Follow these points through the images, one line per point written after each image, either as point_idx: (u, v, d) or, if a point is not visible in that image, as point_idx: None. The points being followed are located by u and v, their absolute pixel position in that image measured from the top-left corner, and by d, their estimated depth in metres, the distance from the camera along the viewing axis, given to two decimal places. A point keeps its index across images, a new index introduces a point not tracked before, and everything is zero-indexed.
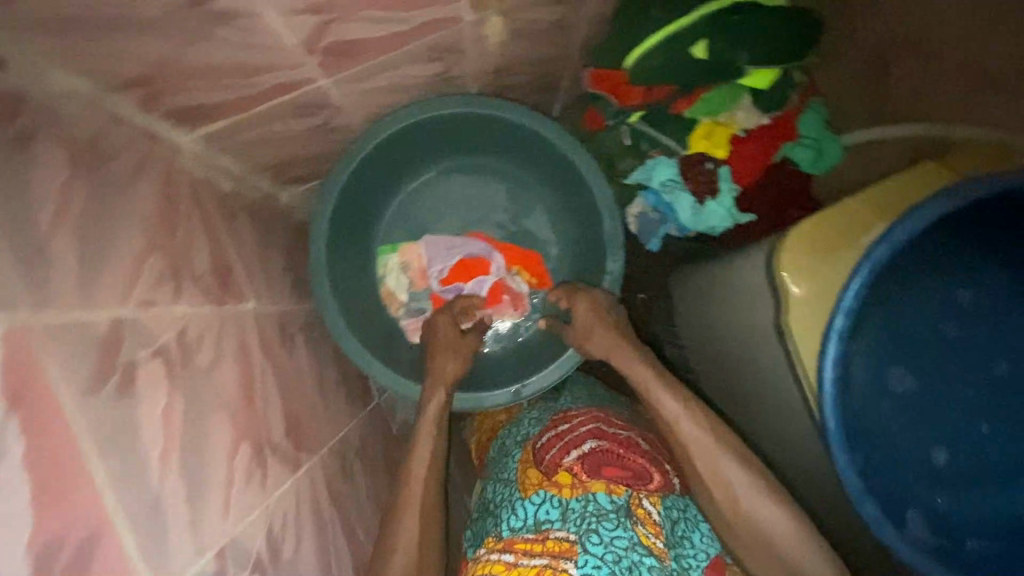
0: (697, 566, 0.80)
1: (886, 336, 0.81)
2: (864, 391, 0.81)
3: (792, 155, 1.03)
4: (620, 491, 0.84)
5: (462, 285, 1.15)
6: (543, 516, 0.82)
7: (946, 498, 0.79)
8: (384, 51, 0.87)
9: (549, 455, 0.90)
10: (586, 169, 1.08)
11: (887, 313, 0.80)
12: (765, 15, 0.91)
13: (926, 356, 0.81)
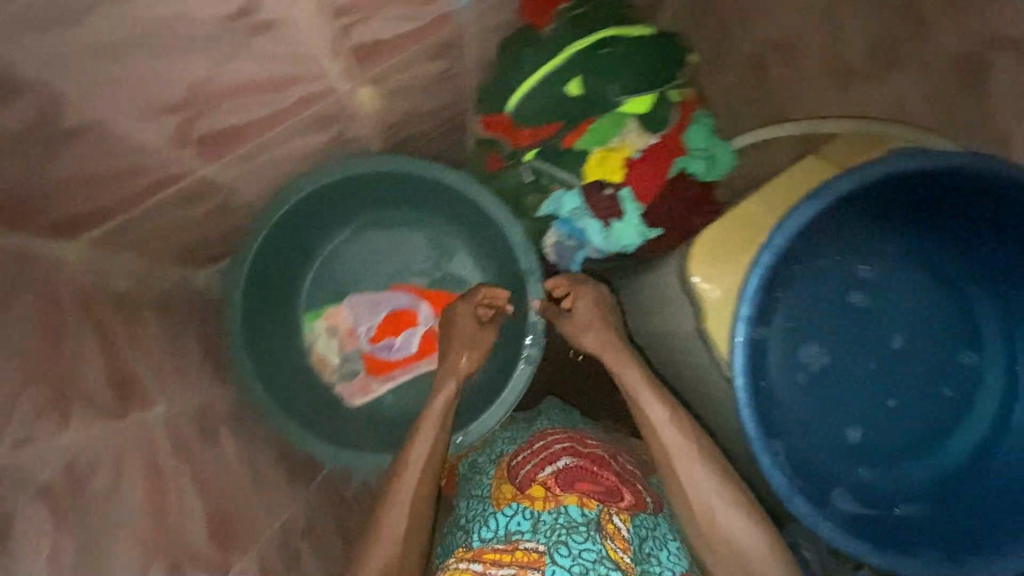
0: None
1: (787, 324, 0.89)
2: (780, 381, 0.88)
3: (687, 168, 1.07)
4: (591, 505, 0.83)
5: (391, 341, 1.14)
6: (514, 528, 0.81)
7: (866, 475, 0.90)
8: (264, 131, 0.86)
9: (523, 473, 0.89)
10: (493, 208, 1.09)
11: (784, 306, 0.88)
12: (632, 47, 0.96)
13: (828, 337, 0.90)
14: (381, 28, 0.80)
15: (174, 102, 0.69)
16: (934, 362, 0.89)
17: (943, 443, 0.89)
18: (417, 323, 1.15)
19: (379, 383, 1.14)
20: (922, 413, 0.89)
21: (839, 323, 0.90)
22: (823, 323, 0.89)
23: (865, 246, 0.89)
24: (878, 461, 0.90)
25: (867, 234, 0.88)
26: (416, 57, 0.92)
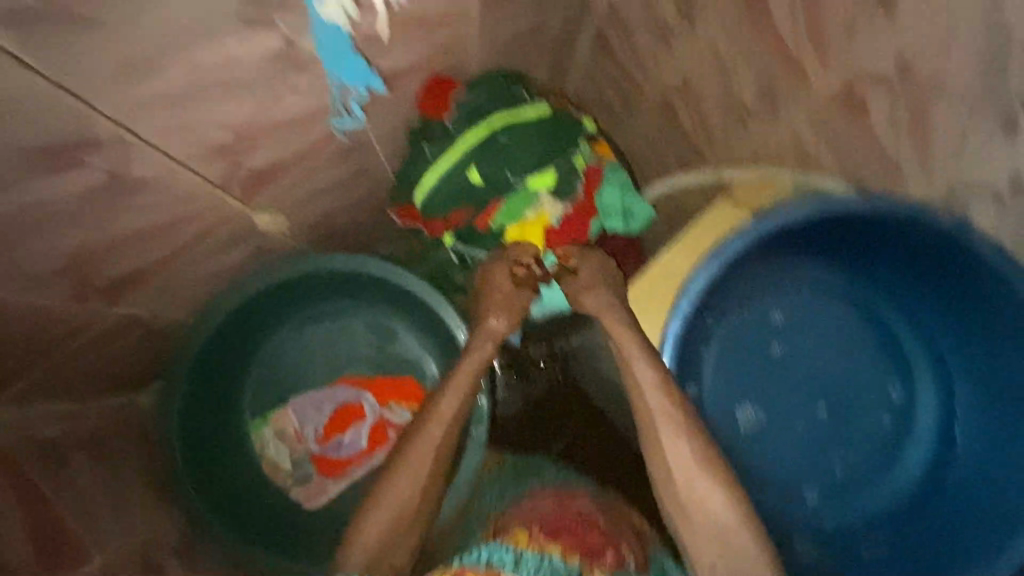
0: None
1: (729, 381, 0.95)
2: (727, 439, 0.93)
3: (606, 225, 1.09)
4: (574, 557, 0.72)
5: (341, 438, 1.13)
6: (495, 558, 0.68)
7: (824, 518, 0.94)
8: (171, 265, 0.86)
9: (512, 522, 0.79)
10: (423, 294, 1.09)
11: (722, 364, 0.94)
12: (526, 125, 1.01)
13: (771, 386, 0.95)
14: (272, 152, 0.80)
15: (60, 267, 0.70)
16: (873, 386, 0.96)
17: (901, 462, 0.95)
18: (365, 416, 1.14)
19: (334, 482, 1.12)
20: (875, 439, 0.95)
21: (779, 369, 0.95)
22: (763, 372, 0.95)
23: (783, 293, 0.97)
24: (844, 494, 0.94)
25: (785, 280, 0.97)
26: (321, 164, 0.92)
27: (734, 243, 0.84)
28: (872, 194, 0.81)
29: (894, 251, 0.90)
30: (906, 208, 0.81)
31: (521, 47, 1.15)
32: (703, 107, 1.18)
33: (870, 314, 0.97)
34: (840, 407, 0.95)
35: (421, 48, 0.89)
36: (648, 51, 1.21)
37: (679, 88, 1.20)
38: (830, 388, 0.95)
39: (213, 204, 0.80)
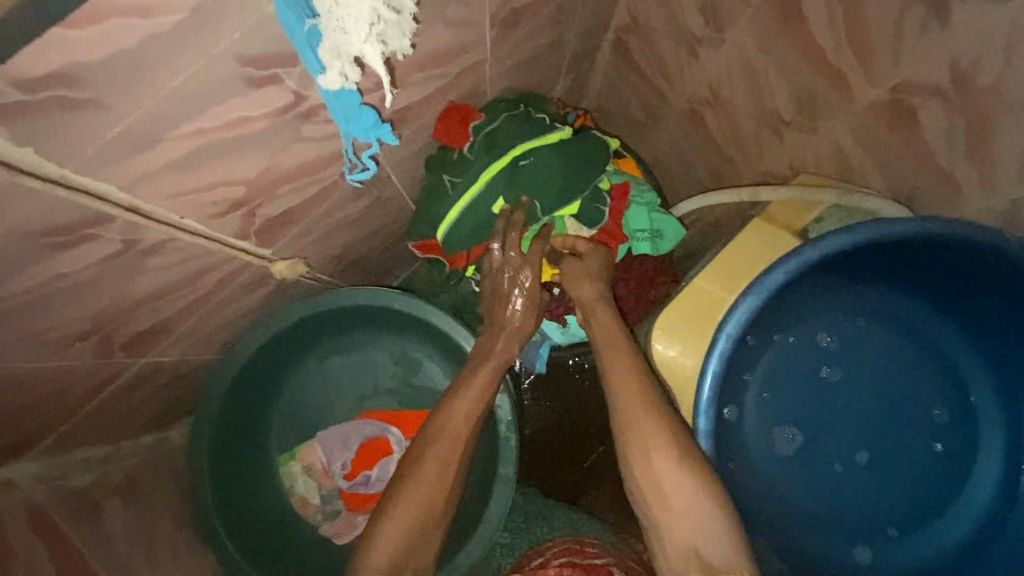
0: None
1: (772, 419, 0.89)
2: (767, 484, 0.88)
3: (634, 249, 1.05)
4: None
5: (368, 474, 1.10)
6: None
7: (872, 557, 0.88)
8: (193, 315, 0.86)
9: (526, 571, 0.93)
10: (445, 326, 1.07)
11: (763, 400, 0.89)
12: (549, 156, 0.94)
13: (818, 422, 0.89)
14: (287, 200, 0.79)
15: (83, 330, 0.70)
16: (931, 420, 0.89)
17: (962, 502, 0.88)
18: (391, 449, 1.11)
19: (363, 517, 1.10)
20: (932, 477, 0.89)
21: (827, 404, 0.89)
22: (809, 408, 0.89)
23: (829, 318, 0.90)
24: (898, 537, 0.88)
25: (832, 307, 0.90)
26: (339, 203, 0.91)
27: (778, 276, 0.77)
28: (931, 219, 0.74)
29: (955, 276, 0.83)
30: (971, 234, 0.73)
31: (540, 63, 1.11)
32: (733, 118, 1.12)
33: (927, 341, 0.90)
34: (894, 442, 0.88)
35: (436, 81, 0.87)
36: (675, 61, 1.15)
37: (707, 98, 1.14)
38: (880, 418, 0.88)
39: (232, 257, 0.80)
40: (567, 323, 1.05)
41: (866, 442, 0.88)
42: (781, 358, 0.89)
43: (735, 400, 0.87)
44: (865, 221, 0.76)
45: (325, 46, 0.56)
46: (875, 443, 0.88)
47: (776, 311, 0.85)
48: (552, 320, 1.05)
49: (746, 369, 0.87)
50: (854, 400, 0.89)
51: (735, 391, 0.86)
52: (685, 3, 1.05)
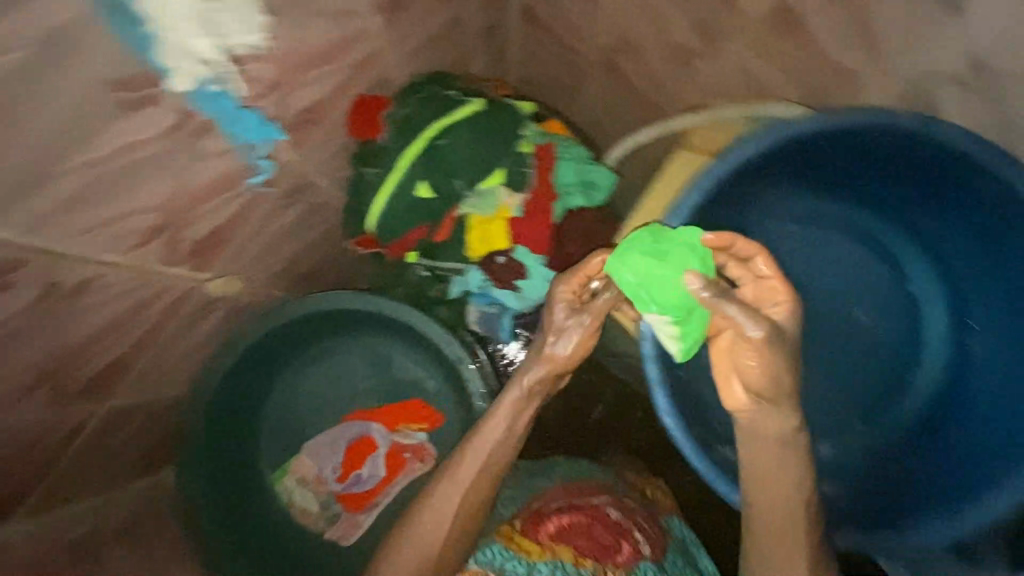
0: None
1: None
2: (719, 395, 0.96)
3: (570, 204, 1.06)
4: (585, 563, 0.84)
5: (360, 472, 1.13)
6: (509, 565, 0.84)
7: (831, 444, 0.94)
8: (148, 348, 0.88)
9: (524, 526, 0.90)
10: (405, 315, 1.08)
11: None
12: (461, 130, 0.96)
13: None
14: (208, 216, 0.82)
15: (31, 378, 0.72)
16: (868, 307, 0.94)
17: (909, 377, 0.94)
18: (377, 445, 1.14)
19: (364, 516, 1.12)
20: (877, 357, 0.94)
21: None
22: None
23: (759, 228, 0.92)
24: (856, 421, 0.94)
25: (757, 222, 0.94)
26: (269, 214, 0.93)
27: (693, 198, 0.79)
28: (825, 114, 0.76)
29: (866, 167, 0.86)
30: (865, 122, 0.76)
31: (448, 44, 1.13)
32: (645, 58, 1.14)
33: (859, 235, 0.93)
34: (838, 336, 0.93)
35: (338, 75, 0.88)
36: (579, 15, 1.17)
37: (618, 45, 1.16)
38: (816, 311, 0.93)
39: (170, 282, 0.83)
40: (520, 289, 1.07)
41: (809, 337, 0.93)
42: None
43: None
44: (764, 129, 0.79)
45: (161, 56, 0.63)
46: (816, 336, 0.93)
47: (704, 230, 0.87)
48: (504, 288, 1.07)
49: None
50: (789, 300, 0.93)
51: None
52: None
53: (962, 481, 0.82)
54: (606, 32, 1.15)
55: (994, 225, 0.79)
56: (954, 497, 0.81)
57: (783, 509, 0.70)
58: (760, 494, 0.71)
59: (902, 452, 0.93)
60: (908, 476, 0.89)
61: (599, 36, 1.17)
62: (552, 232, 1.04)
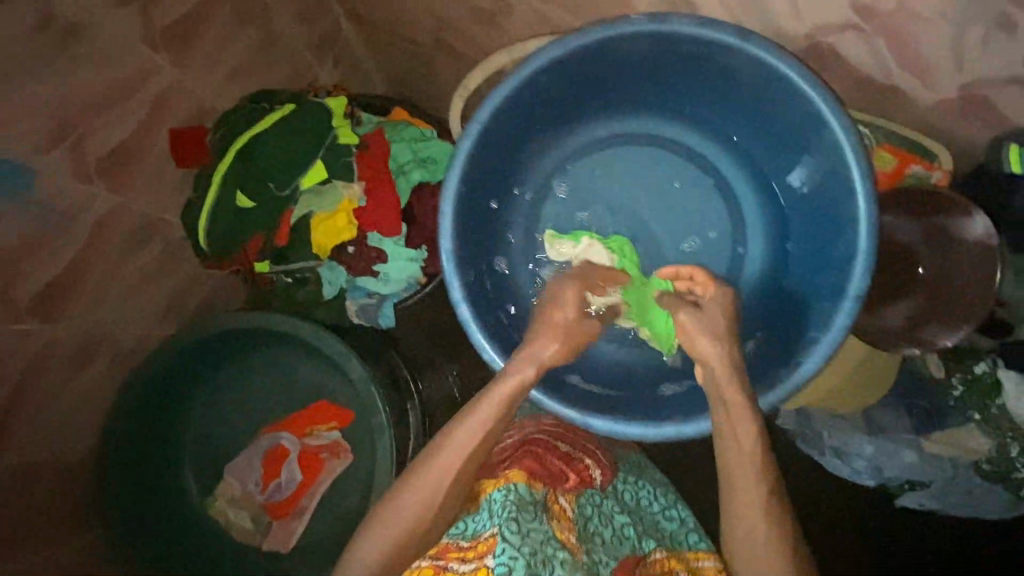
0: (607, 563, 0.81)
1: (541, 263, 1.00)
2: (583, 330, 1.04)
3: (411, 182, 1.11)
4: (539, 486, 0.84)
5: (280, 480, 1.18)
6: (479, 527, 0.80)
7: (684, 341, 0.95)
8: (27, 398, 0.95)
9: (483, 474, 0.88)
10: (281, 323, 1.12)
11: (531, 254, 1.00)
12: (271, 136, 1.03)
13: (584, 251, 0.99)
14: (40, 266, 0.90)
15: None
16: (686, 206, 0.99)
17: (740, 260, 0.97)
18: (289, 452, 1.18)
19: (292, 520, 1.17)
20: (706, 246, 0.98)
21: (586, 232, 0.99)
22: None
23: (554, 161, 1.00)
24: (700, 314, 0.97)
25: (559, 150, 0.99)
26: (117, 255, 1.00)
27: (471, 142, 0.82)
28: (572, 34, 0.78)
29: (643, 75, 0.88)
30: (611, 33, 0.78)
31: (275, 65, 1.18)
32: (460, 29, 1.17)
33: (659, 140, 0.98)
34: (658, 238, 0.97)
35: (141, 113, 0.95)
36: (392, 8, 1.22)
37: (436, 24, 1.19)
38: (630, 221, 0.99)
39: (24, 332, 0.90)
40: (382, 272, 1.12)
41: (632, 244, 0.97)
42: (529, 216, 1.00)
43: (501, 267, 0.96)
44: (522, 61, 0.81)
45: None
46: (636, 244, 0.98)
47: (499, 169, 0.92)
48: (368, 275, 1.12)
49: (498, 234, 0.96)
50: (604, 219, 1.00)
51: (495, 257, 0.95)
52: None
53: (790, 336, 0.85)
54: (417, 15, 1.19)
55: (765, 96, 0.82)
56: (784, 358, 0.83)
57: (749, 461, 0.71)
58: (734, 454, 0.73)
59: (758, 331, 0.91)
60: (765, 352, 0.87)
61: (415, 22, 1.21)
62: (399, 208, 1.09)
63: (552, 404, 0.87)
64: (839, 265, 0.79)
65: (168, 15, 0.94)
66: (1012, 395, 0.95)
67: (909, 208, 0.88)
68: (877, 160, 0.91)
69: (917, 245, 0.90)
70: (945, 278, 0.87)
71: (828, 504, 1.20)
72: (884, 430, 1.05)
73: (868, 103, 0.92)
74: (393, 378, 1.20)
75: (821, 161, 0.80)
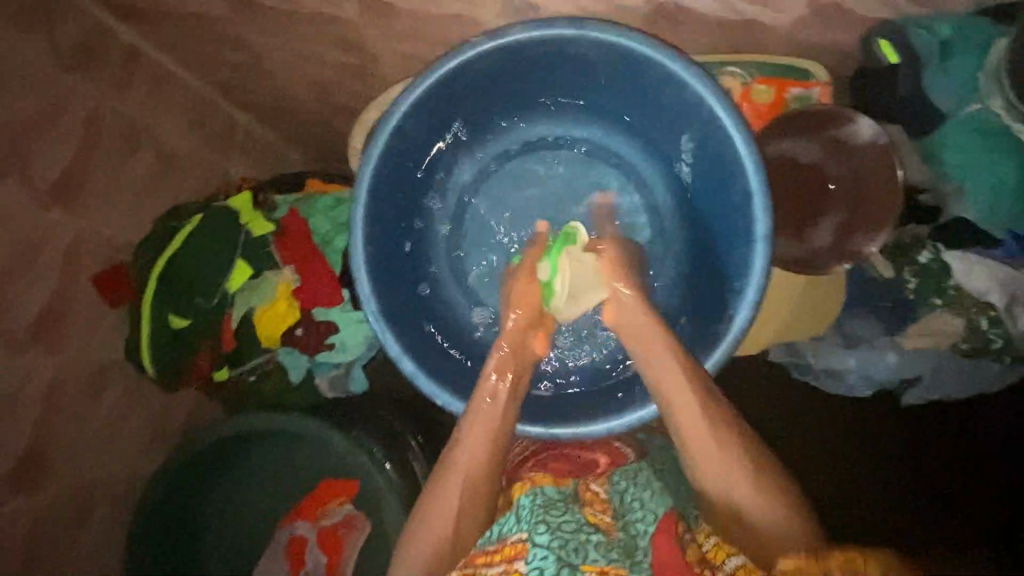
0: (646, 532, 0.73)
1: (472, 287, 1.01)
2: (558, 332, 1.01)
3: (336, 247, 1.11)
4: (566, 481, 0.80)
5: (306, 568, 1.15)
6: (505, 527, 0.75)
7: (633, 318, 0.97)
8: (35, 567, 0.98)
9: (508, 481, 0.84)
10: (256, 421, 1.12)
11: (464, 282, 1.01)
12: (186, 252, 1.05)
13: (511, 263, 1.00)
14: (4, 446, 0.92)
15: None
16: (593, 191, 1.00)
17: (660, 230, 0.98)
18: (305, 540, 1.16)
19: None
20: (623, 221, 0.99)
21: (508, 245, 1.00)
22: (501, 261, 1.01)
23: (457, 187, 1.00)
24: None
25: (458, 177, 0.99)
26: (78, 409, 1.03)
27: (360, 206, 0.82)
28: (419, 76, 0.79)
29: (507, 87, 0.88)
30: (454, 62, 0.79)
31: (182, 181, 1.19)
32: (343, 87, 1.17)
33: (549, 138, 0.99)
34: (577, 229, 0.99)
35: (57, 271, 0.98)
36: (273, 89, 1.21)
37: (320, 90, 1.18)
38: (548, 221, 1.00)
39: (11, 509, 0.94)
40: (337, 342, 1.12)
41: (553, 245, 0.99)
42: (452, 244, 1.01)
43: (436, 304, 0.97)
44: (381, 115, 0.81)
45: None
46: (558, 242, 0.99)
47: (404, 216, 0.92)
48: (325, 349, 1.12)
49: (425, 273, 0.97)
50: (520, 228, 1.01)
51: (428, 298, 0.96)
52: (216, 51, 1.12)
53: (720, 288, 0.85)
54: (298, 88, 1.19)
55: (621, 73, 0.83)
56: (719, 315, 0.83)
57: (698, 417, 0.72)
58: (684, 411, 0.73)
59: (693, 290, 0.93)
60: (700, 308, 0.89)
61: (299, 95, 1.21)
62: (333, 276, 1.10)
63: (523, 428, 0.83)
64: (742, 210, 0.79)
65: (49, 173, 0.96)
66: (961, 272, 0.93)
67: (799, 131, 0.89)
68: (756, 94, 0.90)
69: (820, 162, 0.91)
70: (853, 185, 0.90)
71: (831, 426, 1.18)
72: (861, 338, 1.02)
73: (739, 40, 0.91)
74: (388, 434, 1.17)
75: (694, 120, 0.81)
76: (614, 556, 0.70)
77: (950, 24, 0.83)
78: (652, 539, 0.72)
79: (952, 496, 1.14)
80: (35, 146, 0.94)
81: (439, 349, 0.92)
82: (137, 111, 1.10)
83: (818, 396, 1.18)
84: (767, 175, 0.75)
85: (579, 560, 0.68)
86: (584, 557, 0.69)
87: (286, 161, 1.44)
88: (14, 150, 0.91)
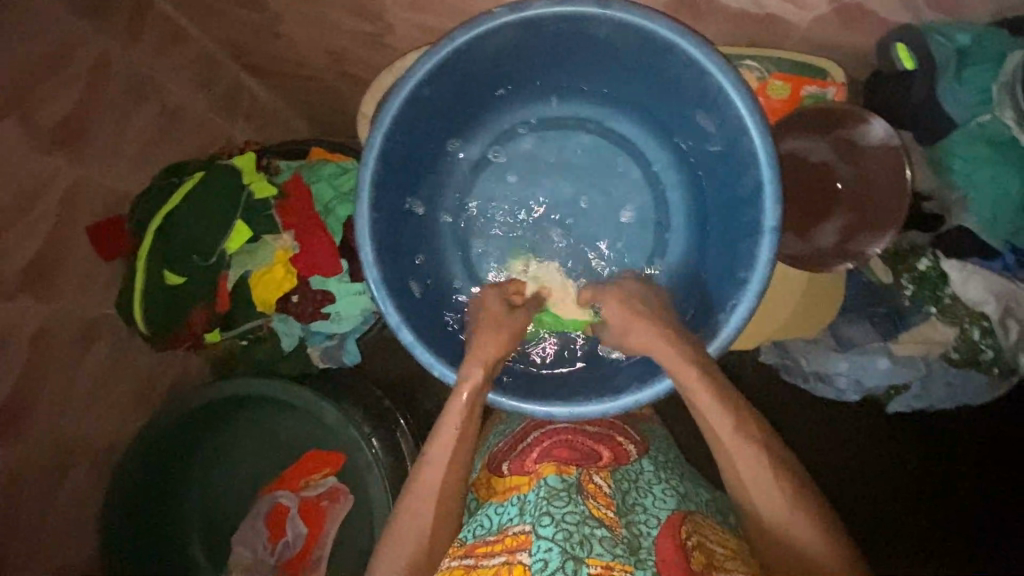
0: (649, 533, 0.71)
1: (474, 263, 1.00)
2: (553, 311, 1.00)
3: (338, 215, 1.09)
4: (570, 471, 0.76)
5: (286, 538, 1.12)
6: (504, 517, 0.75)
7: None
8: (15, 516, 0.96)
9: (509, 466, 0.82)
10: (245, 385, 1.10)
11: (468, 257, 1.00)
12: (185, 209, 1.04)
13: (516, 241, 1.00)
14: None
15: None
16: (599, 174, 1.00)
17: (666, 221, 0.99)
18: (288, 508, 1.14)
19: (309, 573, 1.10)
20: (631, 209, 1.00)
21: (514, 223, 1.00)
22: (505, 240, 1.00)
23: (467, 161, 0.99)
24: None
25: (469, 150, 0.98)
26: (64, 359, 1.01)
27: (369, 170, 0.81)
28: (439, 42, 0.78)
29: (525, 59, 0.87)
30: (476, 32, 0.78)
31: (183, 138, 1.17)
32: (353, 56, 1.15)
33: (562, 119, 0.98)
34: (583, 213, 1.00)
35: (50, 216, 0.96)
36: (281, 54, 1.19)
37: (330, 58, 1.16)
38: (554, 203, 1.00)
39: None
40: (332, 312, 1.10)
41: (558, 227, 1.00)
42: (458, 217, 1.00)
43: (437, 275, 0.97)
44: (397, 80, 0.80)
45: None
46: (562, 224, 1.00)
47: (411, 184, 0.91)
48: (320, 319, 1.10)
49: (428, 245, 0.97)
50: (526, 208, 1.00)
51: (429, 269, 0.96)
52: (229, 10, 1.09)
53: (722, 282, 0.85)
54: (308, 55, 1.17)
55: (641, 56, 0.82)
56: (723, 305, 0.83)
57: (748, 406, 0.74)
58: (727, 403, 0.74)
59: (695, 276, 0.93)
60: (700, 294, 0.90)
61: (306, 61, 1.19)
62: (332, 245, 1.07)
63: (514, 403, 0.82)
64: (753, 201, 0.80)
65: (50, 117, 0.93)
66: (959, 281, 0.95)
67: (811, 129, 0.90)
68: (773, 90, 0.89)
69: (830, 162, 0.92)
70: (861, 186, 0.91)
71: (820, 427, 1.20)
72: (855, 344, 1.01)
73: (760, 36, 0.91)
74: (377, 411, 1.15)
75: (711, 107, 0.81)
76: (619, 552, 0.67)
77: (969, 34, 0.84)
78: (653, 540, 0.70)
79: (937, 498, 1.16)
80: (38, 89, 0.92)
81: (438, 321, 0.91)
82: (146, 62, 1.08)
83: (806, 396, 1.20)
84: (779, 168, 0.75)
85: (583, 554, 0.66)
86: (589, 550, 0.66)
87: (287, 129, 1.42)
88: (15, 91, 0.88)
